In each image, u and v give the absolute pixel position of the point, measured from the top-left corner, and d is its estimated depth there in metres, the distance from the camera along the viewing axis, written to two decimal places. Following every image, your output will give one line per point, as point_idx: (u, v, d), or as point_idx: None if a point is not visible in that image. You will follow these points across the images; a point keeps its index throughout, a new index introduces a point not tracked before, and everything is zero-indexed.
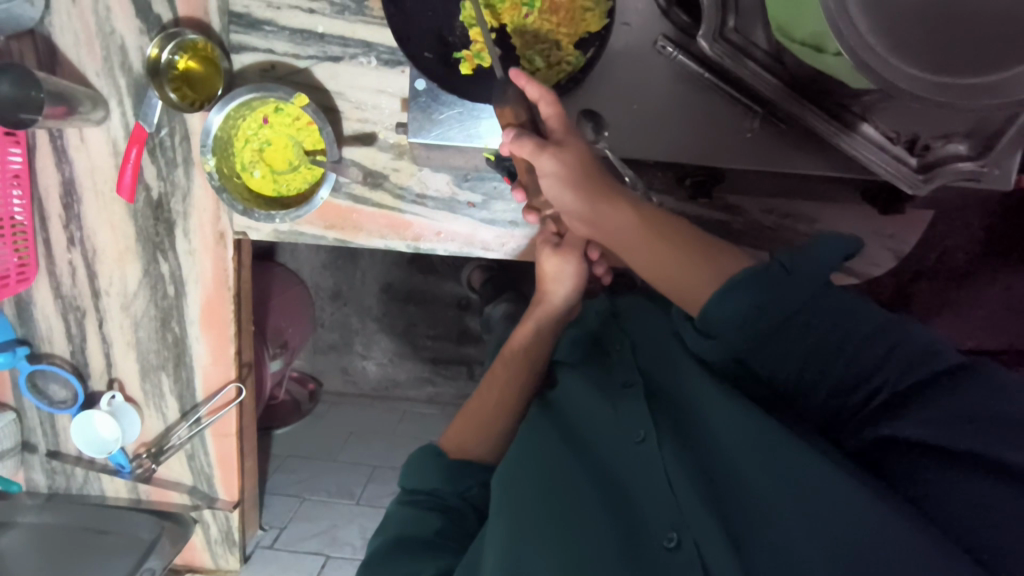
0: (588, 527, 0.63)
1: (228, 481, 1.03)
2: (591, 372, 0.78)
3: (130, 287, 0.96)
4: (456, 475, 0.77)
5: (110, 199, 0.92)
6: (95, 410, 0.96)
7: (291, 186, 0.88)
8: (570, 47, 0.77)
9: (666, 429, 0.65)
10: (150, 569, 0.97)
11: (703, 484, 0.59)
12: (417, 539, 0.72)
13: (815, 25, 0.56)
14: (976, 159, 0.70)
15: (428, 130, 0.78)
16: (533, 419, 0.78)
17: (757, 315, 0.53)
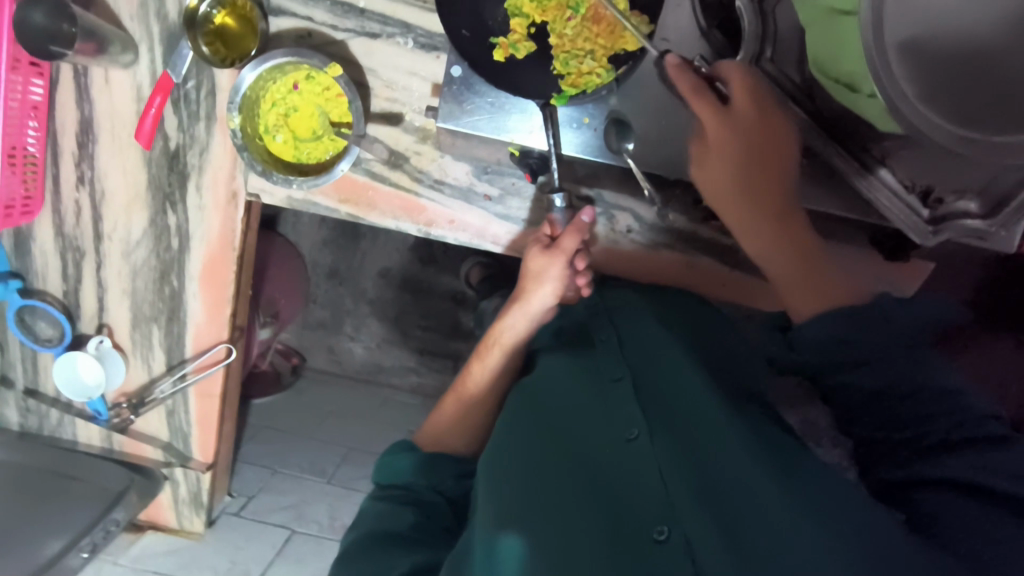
0: (577, 518, 0.61)
1: (205, 442, 1.03)
2: (575, 359, 0.77)
3: (134, 235, 0.95)
4: (430, 468, 0.76)
5: (126, 143, 0.91)
6: (81, 352, 0.96)
7: (312, 155, 0.88)
8: (602, 61, 0.77)
9: (656, 425, 0.66)
10: (116, 521, 0.96)
11: (689, 480, 0.61)
12: (390, 533, 0.70)
13: (853, 63, 0.58)
14: (985, 218, 0.71)
15: (457, 117, 0.79)
16: (515, 405, 0.76)
17: (834, 344, 0.64)
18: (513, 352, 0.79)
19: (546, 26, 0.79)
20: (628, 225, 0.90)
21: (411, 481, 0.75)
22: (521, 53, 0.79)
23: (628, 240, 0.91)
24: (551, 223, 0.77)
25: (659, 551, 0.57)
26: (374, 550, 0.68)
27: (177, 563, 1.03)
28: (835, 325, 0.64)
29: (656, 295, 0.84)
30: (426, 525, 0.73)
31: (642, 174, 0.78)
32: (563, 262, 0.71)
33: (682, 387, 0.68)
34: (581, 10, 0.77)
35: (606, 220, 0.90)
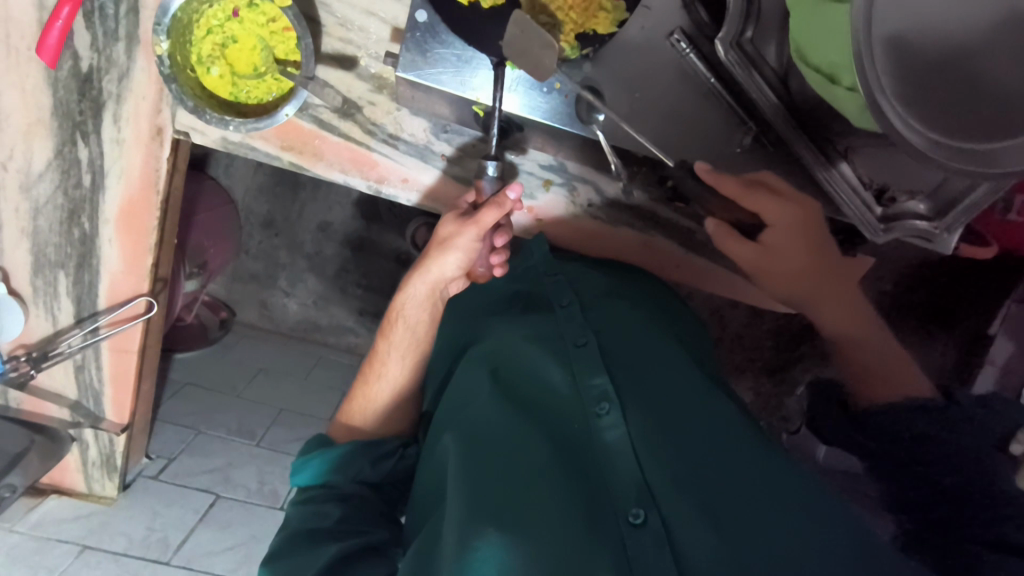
0: (555, 504, 0.55)
1: (118, 401, 0.94)
2: (534, 325, 0.71)
3: (36, 167, 0.83)
4: (349, 456, 0.70)
5: (25, 59, 0.78)
6: None
7: (252, 94, 0.79)
8: (569, 36, 0.71)
9: (627, 400, 0.62)
10: (11, 485, 0.84)
11: (665, 459, 0.57)
12: (316, 531, 0.65)
13: (841, 49, 0.56)
14: (932, 220, 0.74)
15: (419, 67, 0.72)
16: (471, 374, 0.69)
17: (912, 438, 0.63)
18: (417, 329, 0.75)
19: None
20: (588, 198, 0.88)
21: (337, 475, 0.69)
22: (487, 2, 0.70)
23: (588, 214, 0.88)
24: (478, 190, 0.72)
25: (637, 536, 0.53)
26: (299, 556, 0.63)
27: (86, 529, 0.95)
28: (916, 421, 0.62)
29: (616, 274, 0.82)
30: (356, 515, 0.67)
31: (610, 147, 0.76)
32: (472, 237, 0.67)
33: (652, 362, 0.66)
34: None
35: (566, 191, 0.87)
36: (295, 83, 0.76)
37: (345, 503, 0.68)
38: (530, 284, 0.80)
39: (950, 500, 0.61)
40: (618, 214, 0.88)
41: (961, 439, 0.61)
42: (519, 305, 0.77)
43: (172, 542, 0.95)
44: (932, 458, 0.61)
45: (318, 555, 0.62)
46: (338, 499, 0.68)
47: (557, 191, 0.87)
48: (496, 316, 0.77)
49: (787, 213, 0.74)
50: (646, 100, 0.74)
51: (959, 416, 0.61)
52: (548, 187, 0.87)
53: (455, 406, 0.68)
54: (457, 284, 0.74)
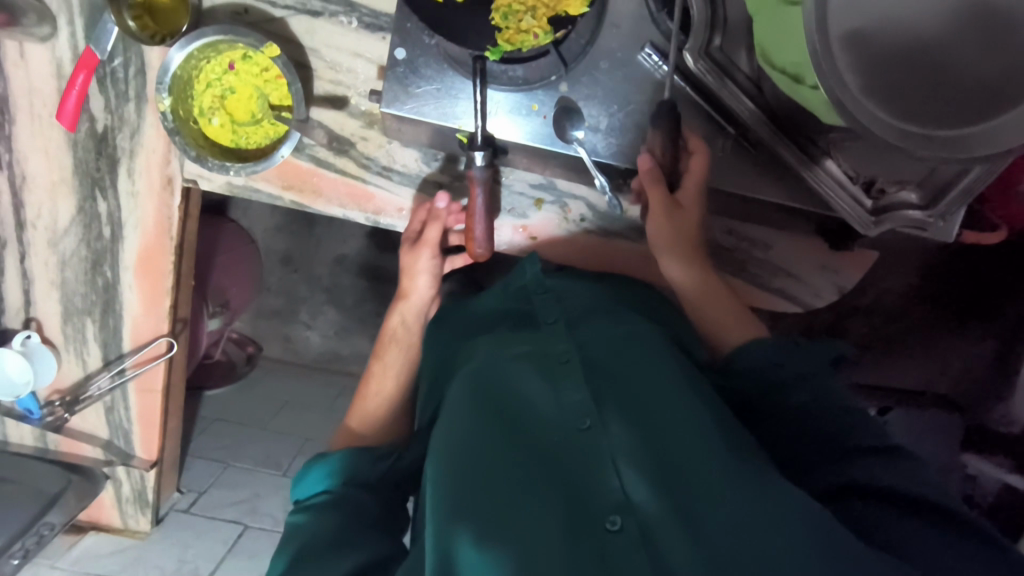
0: (531, 512, 0.56)
1: (147, 438, 0.98)
2: (516, 340, 0.73)
3: (61, 223, 0.88)
4: (348, 462, 0.72)
5: (48, 125, 0.85)
6: (5, 349, 0.88)
7: (251, 139, 0.84)
8: (542, 21, 0.72)
9: (607, 409, 0.62)
10: (51, 524, 0.91)
11: (644, 464, 0.58)
12: (317, 541, 0.65)
13: (800, 51, 0.57)
14: (925, 209, 0.73)
15: (402, 102, 0.74)
16: (455, 392, 0.70)
17: (767, 368, 0.68)
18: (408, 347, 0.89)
19: None
20: (580, 214, 0.90)
21: (336, 482, 0.71)
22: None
23: (581, 229, 0.90)
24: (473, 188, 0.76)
25: (618, 540, 0.54)
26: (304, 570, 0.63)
27: (121, 563, 0.99)
28: (767, 351, 0.68)
29: (614, 289, 0.83)
30: (358, 522, 0.68)
31: (596, 164, 0.76)
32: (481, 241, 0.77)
33: (636, 367, 0.66)
34: None
35: (559, 208, 0.89)
36: (289, 127, 0.80)
37: (344, 507, 0.68)
38: (520, 303, 0.81)
39: (812, 435, 0.64)
40: (611, 227, 0.89)
41: (802, 363, 0.66)
42: (509, 323, 0.79)
43: (203, 571, 0.99)
44: (786, 384, 0.66)
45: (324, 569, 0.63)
46: (337, 506, 0.68)
47: (550, 208, 0.89)
48: (486, 335, 0.78)
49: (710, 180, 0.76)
50: (627, 113, 0.75)
51: (794, 352, 0.67)
52: (539, 206, 0.89)
53: (440, 423, 0.68)
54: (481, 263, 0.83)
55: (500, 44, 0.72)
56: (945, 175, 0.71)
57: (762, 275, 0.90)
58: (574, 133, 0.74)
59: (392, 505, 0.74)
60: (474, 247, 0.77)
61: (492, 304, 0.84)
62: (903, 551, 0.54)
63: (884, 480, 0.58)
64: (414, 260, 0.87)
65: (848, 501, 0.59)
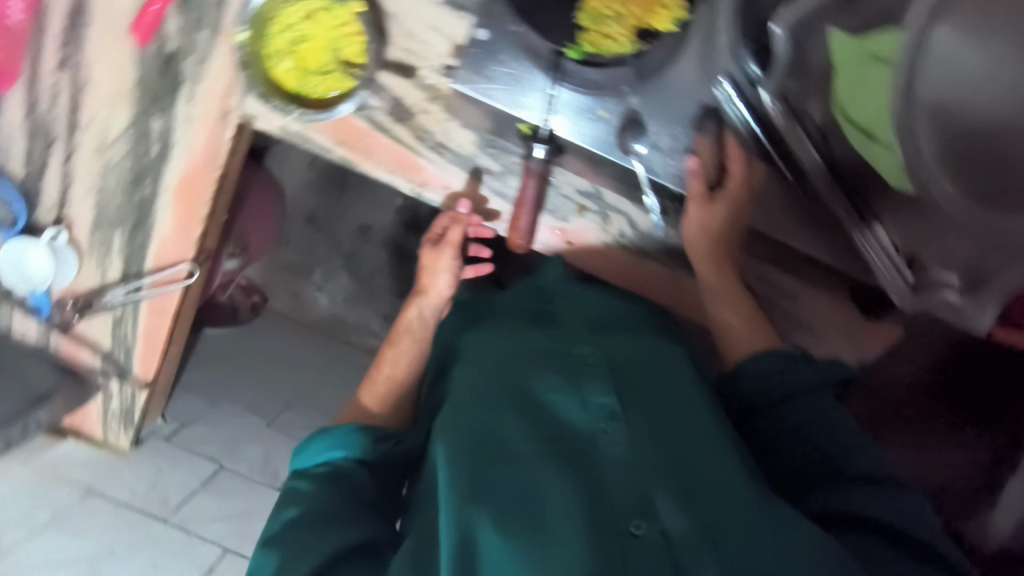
0: (550, 505, 0.58)
1: (147, 357, 0.98)
2: (534, 334, 0.74)
3: (113, 132, 0.89)
4: (346, 438, 0.74)
5: (120, 35, 0.85)
6: (33, 241, 0.89)
7: (316, 89, 0.84)
8: (628, 30, 0.72)
9: (624, 416, 0.64)
10: (39, 420, 0.92)
11: (658, 475, 0.60)
12: (311, 515, 0.68)
13: (877, 104, 0.59)
14: (962, 293, 0.72)
15: (472, 82, 0.76)
16: (463, 373, 0.71)
17: (774, 375, 0.73)
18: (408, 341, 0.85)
19: None
20: (621, 229, 0.90)
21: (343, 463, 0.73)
22: None
23: (617, 244, 0.90)
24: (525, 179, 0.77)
25: (638, 544, 0.57)
26: (299, 541, 0.65)
27: (94, 475, 0.99)
28: (775, 360, 0.73)
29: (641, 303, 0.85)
30: (351, 501, 0.70)
31: (647, 181, 0.77)
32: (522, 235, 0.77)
33: (653, 381, 0.68)
34: None
35: (600, 220, 0.89)
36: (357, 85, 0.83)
37: (343, 487, 0.71)
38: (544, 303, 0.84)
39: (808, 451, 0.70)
40: (647, 247, 0.89)
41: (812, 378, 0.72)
42: (530, 317, 0.81)
43: (172, 499, 0.97)
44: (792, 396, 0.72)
45: (317, 543, 0.65)
46: (336, 488, 0.70)
47: (591, 217, 0.89)
48: (505, 323, 0.80)
49: (753, 212, 0.78)
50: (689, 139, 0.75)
51: (803, 368, 0.72)
52: (582, 213, 0.89)
53: (451, 399, 0.68)
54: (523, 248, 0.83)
55: (582, 44, 0.72)
56: None
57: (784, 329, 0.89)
58: (634, 146, 0.75)
59: (389, 487, 0.76)
60: (517, 237, 0.77)
61: (511, 303, 0.87)
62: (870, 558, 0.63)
63: (865, 501, 0.65)
64: (435, 260, 0.86)
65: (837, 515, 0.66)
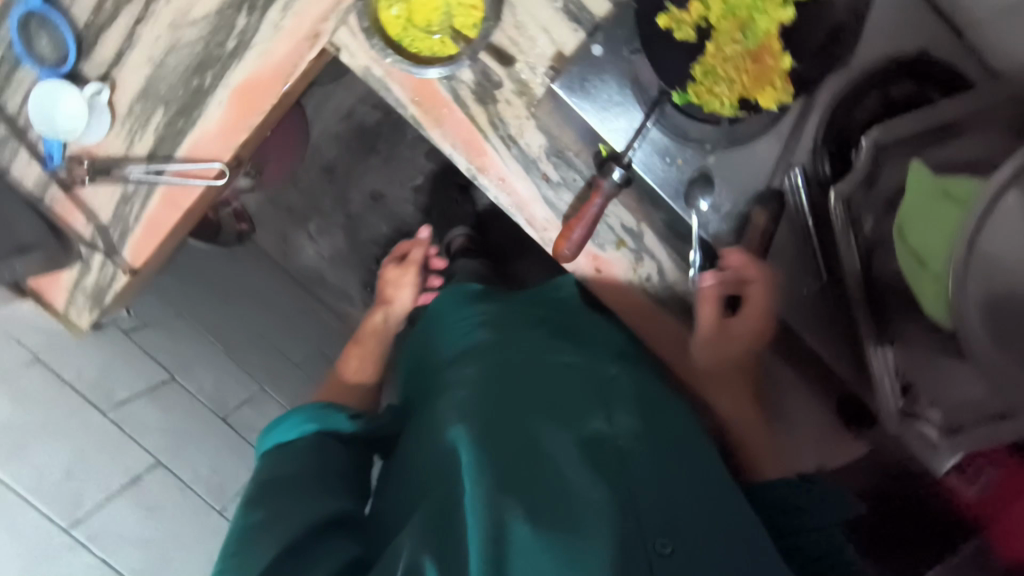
0: (582, 507, 0.59)
1: (142, 244, 0.92)
2: (554, 355, 0.79)
3: (194, 13, 0.86)
4: (332, 416, 0.75)
5: None
6: (74, 88, 0.85)
7: (413, 44, 0.86)
8: (734, 96, 0.73)
9: (640, 445, 0.69)
10: (12, 269, 0.84)
11: (673, 510, 0.65)
12: (294, 483, 0.68)
13: (937, 233, 0.62)
14: (941, 435, 0.73)
15: (571, 92, 0.77)
16: (482, 372, 0.75)
17: (785, 474, 0.84)
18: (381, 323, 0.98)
19: (714, 28, 0.72)
20: (649, 273, 0.91)
21: (321, 430, 0.74)
22: (679, 35, 0.72)
23: (642, 287, 0.91)
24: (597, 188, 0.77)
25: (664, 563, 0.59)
26: (284, 504, 0.66)
27: (42, 344, 0.88)
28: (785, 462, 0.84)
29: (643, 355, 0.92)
30: (329, 478, 0.70)
31: (699, 239, 0.80)
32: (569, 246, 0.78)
33: (664, 424, 0.75)
34: (751, 40, 0.71)
35: (634, 259, 0.91)
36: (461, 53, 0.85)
37: (321, 460, 0.71)
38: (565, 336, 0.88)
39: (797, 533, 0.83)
40: (667, 298, 0.91)
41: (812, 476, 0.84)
42: (547, 334, 0.86)
43: (117, 396, 0.89)
44: (796, 488, 0.83)
45: (308, 505, 0.66)
46: (316, 457, 0.71)
47: (626, 254, 0.91)
48: (527, 330, 0.85)
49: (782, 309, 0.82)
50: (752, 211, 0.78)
51: (809, 472, 0.84)
52: (619, 247, 0.91)
53: (475, 389, 0.71)
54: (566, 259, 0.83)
55: (687, 93, 0.73)
56: (970, 416, 0.70)
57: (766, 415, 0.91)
58: (698, 202, 0.78)
59: (361, 464, 0.77)
60: (565, 246, 0.79)
61: (512, 308, 0.93)
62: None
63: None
64: (400, 275, 0.99)
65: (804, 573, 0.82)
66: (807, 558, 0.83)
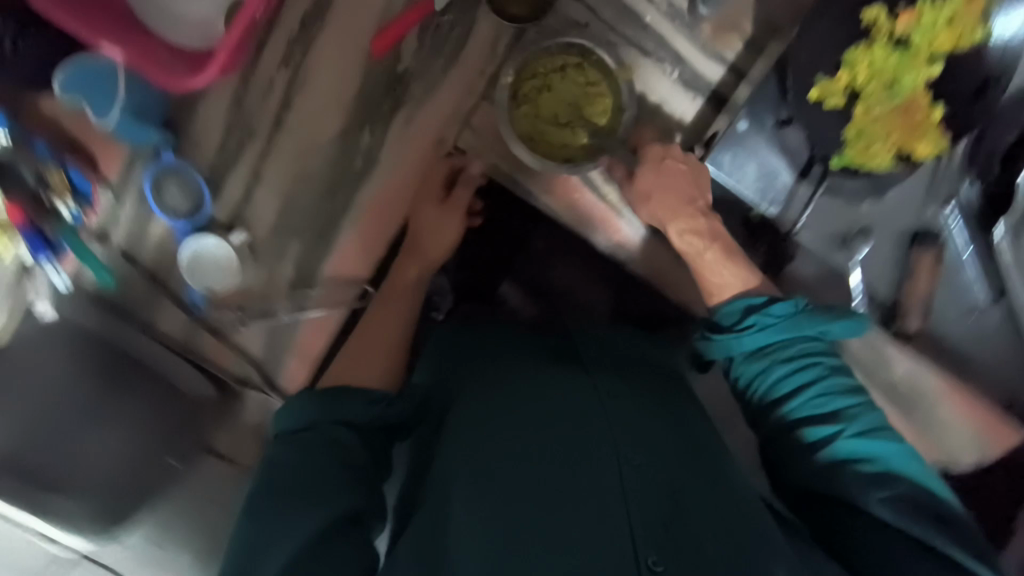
0: (596, 522, 0.54)
1: (295, 371, 0.88)
2: (566, 371, 0.71)
3: (317, 139, 0.86)
4: (310, 403, 0.69)
5: (354, 46, 0.83)
6: (217, 237, 0.84)
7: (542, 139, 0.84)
8: (892, 151, 0.73)
9: (653, 457, 0.61)
10: None
11: (692, 526, 0.56)
12: (289, 481, 0.63)
13: None
14: None
15: (724, 167, 0.80)
16: (493, 408, 0.65)
17: (805, 437, 0.69)
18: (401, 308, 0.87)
19: (864, 90, 0.70)
20: None
21: (328, 420, 0.68)
22: (831, 105, 0.72)
23: None
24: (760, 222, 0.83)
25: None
26: (281, 500, 0.62)
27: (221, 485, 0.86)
28: (786, 402, 0.70)
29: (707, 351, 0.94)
30: (302, 476, 0.64)
31: (862, 285, 0.84)
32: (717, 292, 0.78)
33: (711, 455, 0.66)
34: (905, 93, 0.70)
35: None
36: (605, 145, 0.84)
37: (302, 445, 0.66)
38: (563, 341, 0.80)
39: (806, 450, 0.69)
40: None
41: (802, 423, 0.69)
42: (546, 354, 0.75)
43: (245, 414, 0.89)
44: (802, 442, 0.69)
45: (302, 520, 0.60)
46: (292, 454, 0.66)
47: None
48: (523, 359, 0.73)
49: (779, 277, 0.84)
50: (918, 251, 0.81)
51: (815, 399, 0.69)
52: None
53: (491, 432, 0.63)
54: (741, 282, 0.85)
55: (847, 155, 0.75)
56: None
57: None
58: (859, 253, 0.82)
59: (378, 451, 0.70)
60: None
61: (529, 322, 0.88)
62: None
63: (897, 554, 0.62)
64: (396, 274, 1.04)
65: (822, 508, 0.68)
66: (903, 519, 0.63)
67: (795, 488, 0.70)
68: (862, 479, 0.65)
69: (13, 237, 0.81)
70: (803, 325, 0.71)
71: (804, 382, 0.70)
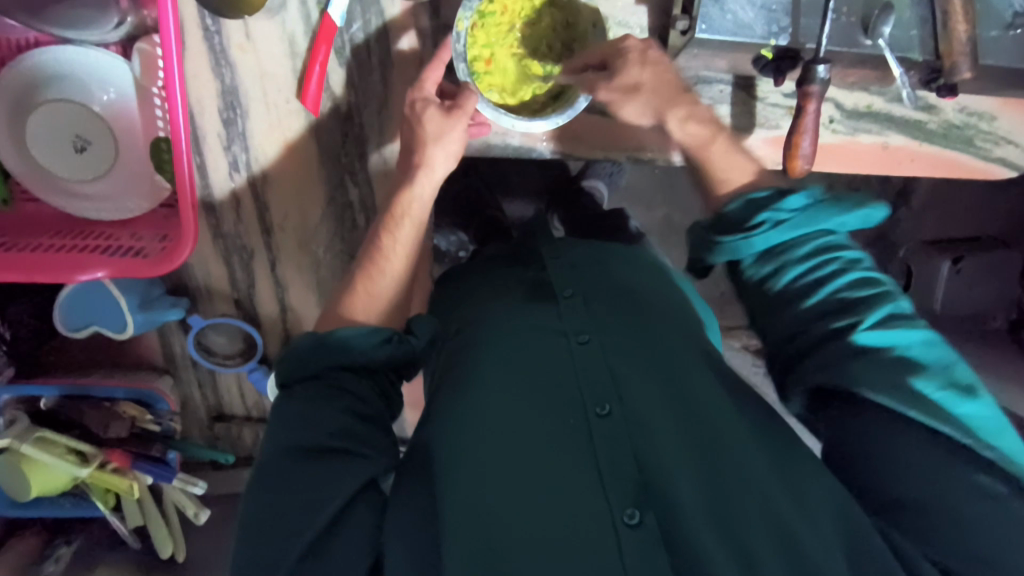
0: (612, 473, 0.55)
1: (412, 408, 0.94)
2: (544, 318, 0.66)
3: (311, 221, 0.80)
4: (304, 353, 0.60)
5: (286, 110, 0.73)
6: None
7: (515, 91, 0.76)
8: None
9: (630, 399, 0.59)
10: None
11: (660, 463, 0.55)
12: (300, 445, 0.56)
13: None
14: None
15: (723, 24, 0.71)
16: (504, 360, 0.64)
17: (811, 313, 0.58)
18: (423, 228, 0.69)
19: None
20: (829, 115, 0.91)
21: (329, 365, 0.60)
22: None
23: (830, 130, 0.91)
24: (805, 94, 0.72)
25: (637, 538, 0.51)
26: (287, 464, 0.55)
27: None
28: (800, 281, 0.59)
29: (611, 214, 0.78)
30: (300, 450, 0.56)
31: (897, 59, 0.77)
32: (798, 156, 0.75)
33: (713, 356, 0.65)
34: None
35: None
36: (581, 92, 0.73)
37: (314, 400, 0.58)
38: (533, 268, 0.76)
39: (821, 343, 0.57)
40: (861, 123, 0.90)
41: (805, 323, 0.58)
42: (525, 289, 0.72)
43: None
44: (805, 327, 0.58)
45: (325, 489, 0.54)
46: (299, 409, 0.58)
47: None
48: (498, 306, 0.70)
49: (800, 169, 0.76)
50: None
51: (802, 268, 0.59)
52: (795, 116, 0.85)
53: (511, 390, 0.61)
54: (805, 139, 0.74)
55: None
56: None
57: (987, 146, 0.94)
58: (882, 29, 0.73)
59: (389, 392, 0.63)
60: (798, 162, 0.75)
61: (496, 261, 0.81)
62: (878, 488, 0.55)
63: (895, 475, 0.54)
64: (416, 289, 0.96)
65: (835, 410, 0.58)
66: (914, 398, 0.54)
67: (807, 390, 0.58)
68: (857, 364, 0.55)
69: (129, 472, 0.76)
70: (818, 219, 0.59)
71: (821, 278, 0.59)
